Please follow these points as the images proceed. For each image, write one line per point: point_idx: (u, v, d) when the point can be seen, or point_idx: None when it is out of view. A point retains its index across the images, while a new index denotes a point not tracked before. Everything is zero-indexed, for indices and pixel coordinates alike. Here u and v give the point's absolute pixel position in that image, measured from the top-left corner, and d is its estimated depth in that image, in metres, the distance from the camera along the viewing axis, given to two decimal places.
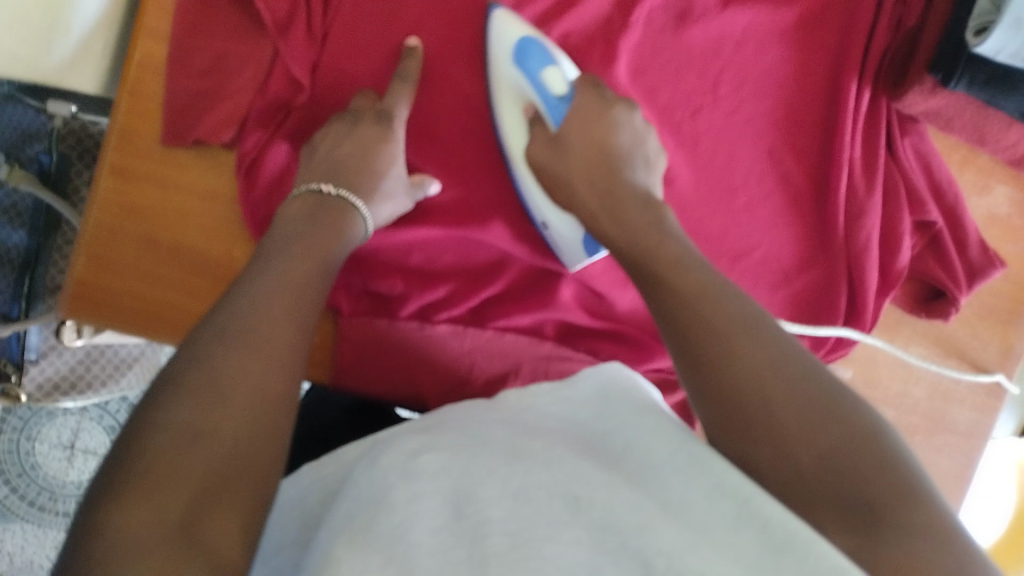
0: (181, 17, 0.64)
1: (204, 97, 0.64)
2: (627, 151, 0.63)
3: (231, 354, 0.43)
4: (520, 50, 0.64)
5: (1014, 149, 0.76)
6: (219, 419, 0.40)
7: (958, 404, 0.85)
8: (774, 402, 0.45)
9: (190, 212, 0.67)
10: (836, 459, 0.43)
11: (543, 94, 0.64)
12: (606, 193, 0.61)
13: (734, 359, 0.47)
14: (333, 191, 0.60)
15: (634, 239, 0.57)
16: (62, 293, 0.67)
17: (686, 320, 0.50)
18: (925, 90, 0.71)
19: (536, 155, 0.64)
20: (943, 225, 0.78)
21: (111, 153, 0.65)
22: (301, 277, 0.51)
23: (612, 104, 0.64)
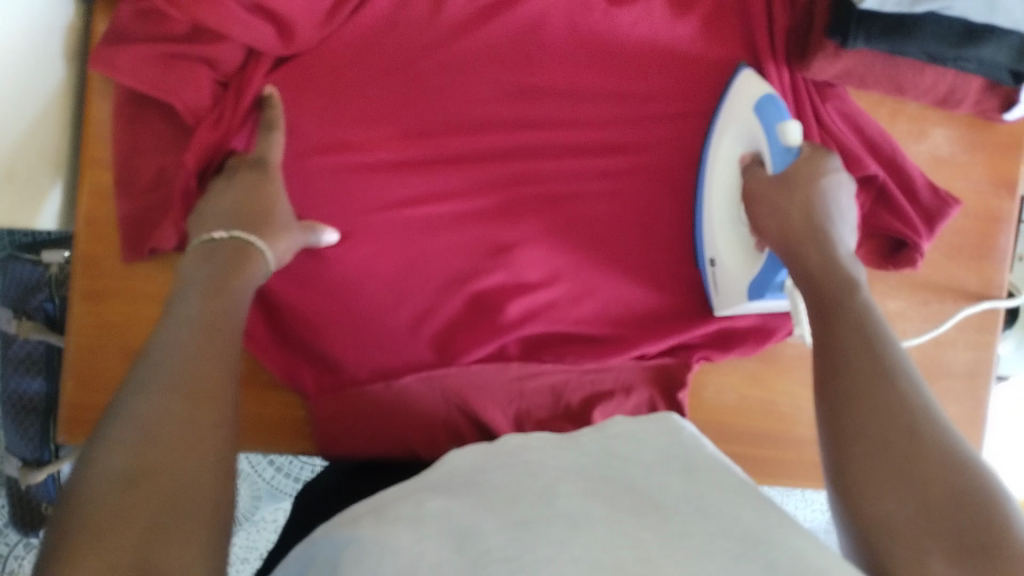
0: (120, 142, 0.69)
1: (155, 210, 0.69)
2: (831, 215, 0.66)
3: (154, 398, 0.46)
4: (765, 99, 0.70)
5: (936, 88, 0.77)
6: (158, 461, 0.43)
7: (952, 347, 0.85)
8: (904, 450, 0.49)
9: (160, 319, 0.72)
10: (961, 505, 0.46)
11: (771, 143, 0.67)
12: (814, 230, 0.65)
13: (875, 405, 0.52)
14: (223, 235, 0.62)
15: (817, 284, 0.62)
16: (58, 419, 0.72)
17: (854, 363, 0.55)
18: (830, 55, 0.74)
19: (751, 183, 0.69)
20: (885, 176, 0.79)
21: (79, 280, 0.70)
22: (211, 312, 0.54)
23: (835, 171, 0.68)
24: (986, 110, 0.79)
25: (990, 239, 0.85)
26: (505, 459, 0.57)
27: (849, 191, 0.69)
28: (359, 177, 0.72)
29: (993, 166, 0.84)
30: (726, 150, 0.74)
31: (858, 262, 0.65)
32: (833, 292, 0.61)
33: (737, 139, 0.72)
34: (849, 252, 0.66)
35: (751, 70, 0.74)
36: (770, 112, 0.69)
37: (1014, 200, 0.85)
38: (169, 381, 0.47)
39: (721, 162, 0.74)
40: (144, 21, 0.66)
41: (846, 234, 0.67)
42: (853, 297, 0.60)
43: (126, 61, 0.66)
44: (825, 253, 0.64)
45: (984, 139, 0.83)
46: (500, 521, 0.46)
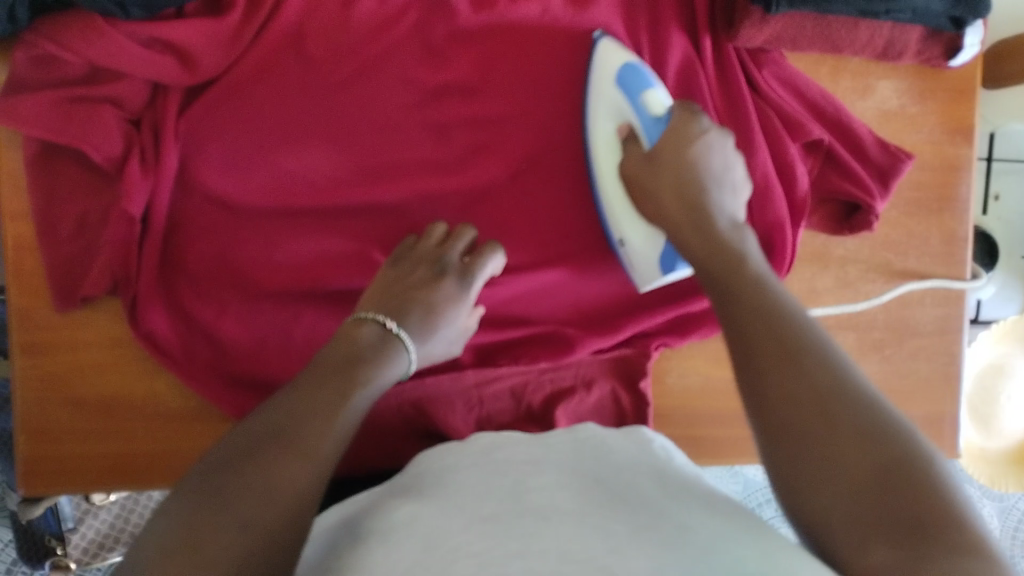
0: (35, 193, 0.67)
1: (79, 258, 0.68)
2: (705, 180, 0.64)
3: (266, 458, 0.48)
4: (625, 69, 0.69)
5: (874, 43, 0.74)
6: (241, 507, 0.46)
7: (919, 305, 0.82)
8: (834, 423, 0.46)
9: (101, 365, 0.72)
10: (892, 481, 0.43)
11: (641, 114, 0.67)
12: (693, 207, 0.63)
13: (791, 375, 0.49)
14: (397, 330, 0.63)
15: (704, 266, 0.59)
16: (18, 474, 0.72)
17: (753, 340, 0.52)
18: (756, 20, 0.71)
19: (632, 169, 0.67)
20: (831, 139, 0.76)
21: (16, 334, 0.70)
22: (347, 384, 0.56)
23: (704, 131, 0.66)
24: (930, 59, 0.76)
25: (950, 190, 0.82)
26: (469, 458, 0.59)
27: (726, 146, 0.67)
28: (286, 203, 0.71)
29: (946, 114, 0.81)
30: (605, 128, 0.71)
31: (744, 227, 0.62)
32: (722, 273, 0.58)
33: (609, 115, 0.70)
34: (733, 218, 0.63)
35: (609, 40, 0.72)
36: (635, 86, 0.68)
37: (972, 146, 0.81)
38: (303, 436, 0.50)
39: (601, 140, 0.71)
40: (40, 69, 0.64)
41: (727, 193, 0.65)
42: (742, 270, 0.58)
43: (28, 109, 0.64)
44: (705, 232, 0.61)
45: (934, 88, 0.80)
46: (468, 516, 0.49)
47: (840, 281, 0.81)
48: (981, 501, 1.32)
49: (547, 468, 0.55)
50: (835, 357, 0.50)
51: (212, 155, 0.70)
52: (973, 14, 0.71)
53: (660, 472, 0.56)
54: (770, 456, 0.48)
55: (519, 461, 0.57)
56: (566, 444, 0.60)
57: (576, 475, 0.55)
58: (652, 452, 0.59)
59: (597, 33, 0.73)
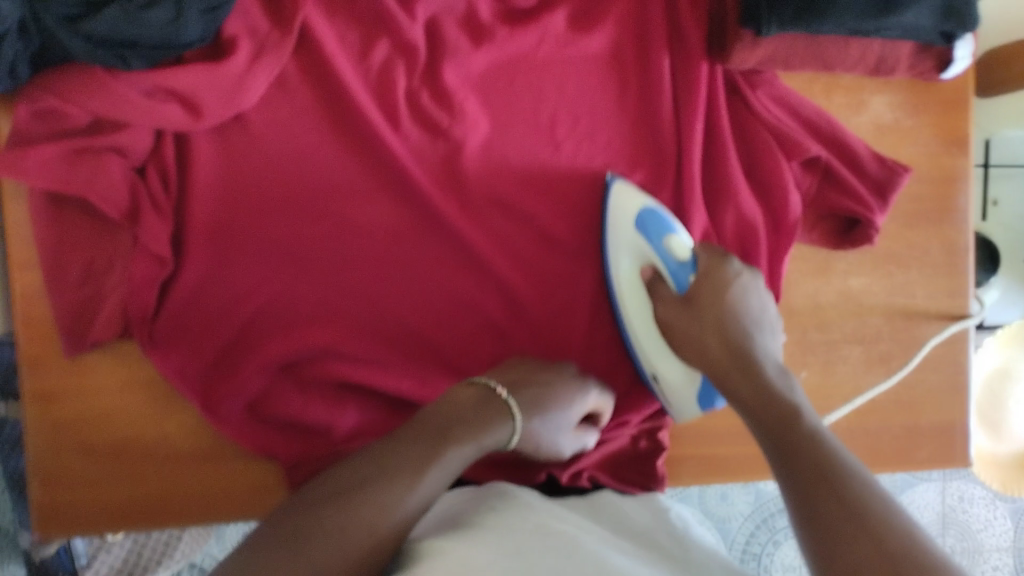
0: (44, 240, 0.67)
1: (91, 301, 0.68)
2: (745, 324, 0.63)
3: (360, 493, 0.52)
4: (642, 215, 0.70)
5: (866, 60, 0.75)
6: (329, 536, 0.49)
7: (923, 316, 0.82)
8: (897, 563, 0.43)
9: (114, 408, 0.72)
10: None
11: (666, 260, 0.67)
12: (738, 355, 0.61)
13: (855, 513, 0.46)
14: (507, 397, 0.64)
15: (760, 417, 0.56)
16: (33, 518, 0.72)
17: (814, 482, 0.49)
18: (749, 43, 0.71)
19: (667, 315, 0.65)
20: (828, 155, 0.77)
21: (27, 380, 0.70)
22: (444, 437, 0.58)
23: (738, 274, 0.65)
24: (923, 72, 0.77)
25: (948, 200, 0.82)
26: (496, 504, 0.60)
27: (758, 286, 0.66)
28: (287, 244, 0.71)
29: (941, 124, 0.81)
30: (629, 270, 0.71)
31: (790, 373, 0.60)
32: (780, 418, 0.55)
33: (631, 258, 0.71)
34: (778, 363, 0.61)
35: (620, 181, 0.74)
36: (658, 230, 0.68)
37: (969, 155, 0.82)
38: (388, 483, 0.53)
39: (628, 284, 0.71)
40: (43, 121, 0.65)
41: (766, 337, 0.64)
42: (798, 423, 0.54)
43: (33, 160, 0.64)
44: (755, 382, 0.58)
45: (927, 100, 0.81)
46: (495, 553, 0.49)
47: (843, 296, 0.81)
48: (994, 502, 1.32)
49: (561, 521, 0.59)
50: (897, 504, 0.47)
51: (211, 200, 0.70)
52: (964, 27, 0.72)
53: (679, 545, 0.58)
54: None
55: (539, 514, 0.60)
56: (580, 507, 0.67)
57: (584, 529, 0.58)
58: (667, 521, 0.63)
59: (609, 175, 0.75)
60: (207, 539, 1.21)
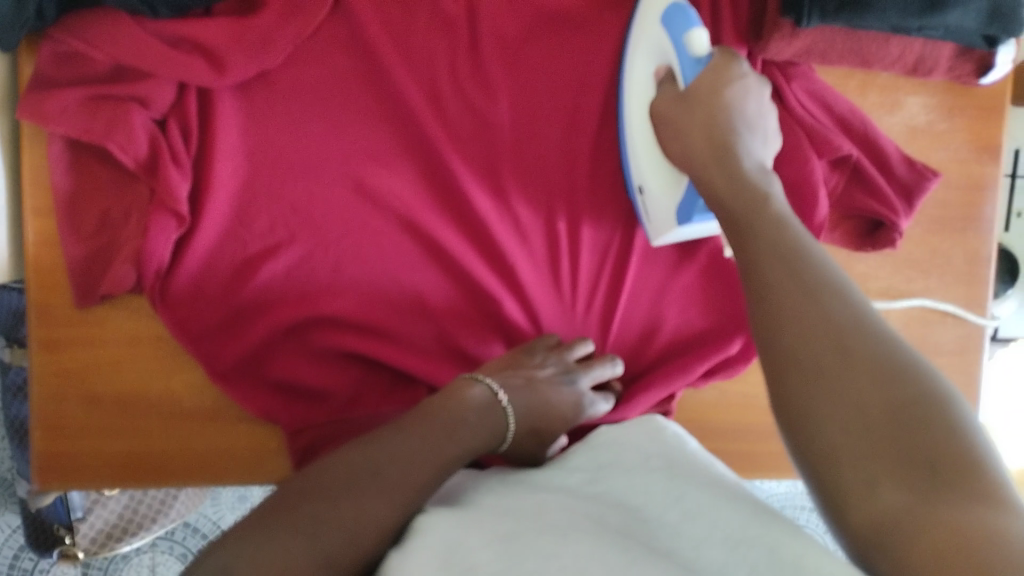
0: (58, 187, 0.67)
1: (103, 252, 0.67)
2: (737, 124, 0.63)
3: (364, 482, 0.52)
4: (670, 8, 0.66)
5: (905, 58, 0.73)
6: (332, 521, 0.49)
7: (940, 324, 0.81)
8: (848, 353, 0.45)
9: (120, 363, 0.71)
10: (903, 413, 0.42)
11: (680, 54, 0.65)
12: (720, 147, 0.62)
13: (809, 311, 0.48)
14: (506, 404, 0.65)
15: (724, 204, 0.59)
16: (34, 467, 0.72)
17: (768, 265, 0.52)
18: (786, 35, 0.70)
19: (661, 107, 0.66)
20: (859, 154, 0.75)
21: (36, 329, 0.70)
22: (448, 437, 0.59)
23: (744, 75, 0.65)
24: (961, 76, 0.76)
25: (975, 208, 0.81)
26: (494, 483, 0.60)
27: (762, 94, 0.66)
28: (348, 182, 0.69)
29: (973, 131, 0.80)
30: (642, 68, 0.71)
31: (771, 171, 0.62)
32: (740, 215, 0.57)
33: (649, 57, 0.70)
34: (761, 164, 0.62)
35: None
36: (677, 19, 0.65)
37: (1000, 164, 0.81)
38: (400, 472, 0.54)
39: (635, 82, 0.71)
40: (68, 66, 0.65)
41: (757, 141, 0.64)
42: (766, 208, 0.57)
43: (55, 105, 0.64)
44: (729, 170, 0.61)
45: (962, 104, 0.79)
46: (489, 530, 0.50)
47: None
48: None
49: (555, 493, 0.57)
50: (855, 298, 0.48)
51: (231, 161, 0.69)
52: (1008, 32, 0.71)
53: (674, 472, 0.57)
54: (782, 403, 0.47)
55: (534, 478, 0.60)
56: (580, 452, 0.64)
57: (583, 501, 0.56)
58: (661, 439, 0.64)
59: None
60: (203, 500, 1.21)
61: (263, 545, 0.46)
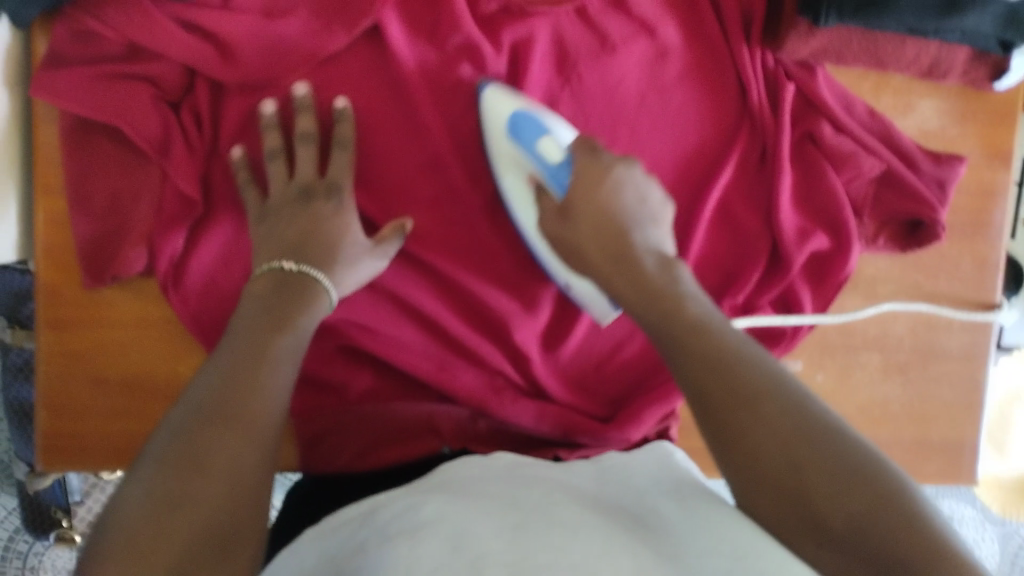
0: (69, 166, 0.66)
1: (115, 234, 0.67)
2: (637, 218, 0.62)
3: (162, 482, 0.46)
4: (513, 118, 0.67)
5: (919, 60, 0.73)
6: (158, 540, 0.43)
7: (947, 329, 0.81)
8: (807, 469, 0.47)
9: (126, 344, 0.71)
10: (872, 521, 0.45)
11: (543, 165, 0.65)
12: (617, 253, 0.60)
13: (756, 429, 0.49)
14: (293, 268, 0.61)
15: (638, 310, 0.58)
16: (37, 448, 0.72)
17: (705, 383, 0.52)
18: (802, 33, 0.70)
19: (550, 227, 0.65)
20: (892, 161, 0.75)
21: (43, 309, 0.70)
22: (206, 394, 0.51)
23: (613, 170, 0.63)
24: (975, 80, 0.76)
25: (985, 213, 0.81)
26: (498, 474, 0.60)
27: (636, 178, 0.64)
28: (344, 100, 0.68)
29: (986, 136, 0.80)
30: (517, 179, 0.69)
31: (676, 262, 0.61)
32: (665, 321, 0.56)
33: (516, 171, 0.68)
34: (661, 253, 0.61)
35: (492, 88, 0.69)
36: (528, 133, 0.66)
37: (1011, 170, 0.81)
38: (239, 420, 0.50)
39: (518, 194, 0.69)
40: (84, 44, 0.65)
41: (649, 229, 0.62)
42: (681, 311, 0.56)
43: (68, 83, 0.64)
44: (635, 274, 0.59)
45: (975, 109, 0.79)
46: (499, 522, 0.50)
47: (869, 301, 0.80)
48: (983, 523, 1.27)
49: (554, 492, 0.56)
50: (799, 398, 0.50)
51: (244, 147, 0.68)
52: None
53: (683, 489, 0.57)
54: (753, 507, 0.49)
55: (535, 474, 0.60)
56: (589, 472, 0.63)
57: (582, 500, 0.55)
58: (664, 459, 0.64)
59: (483, 80, 0.70)
60: None
61: None
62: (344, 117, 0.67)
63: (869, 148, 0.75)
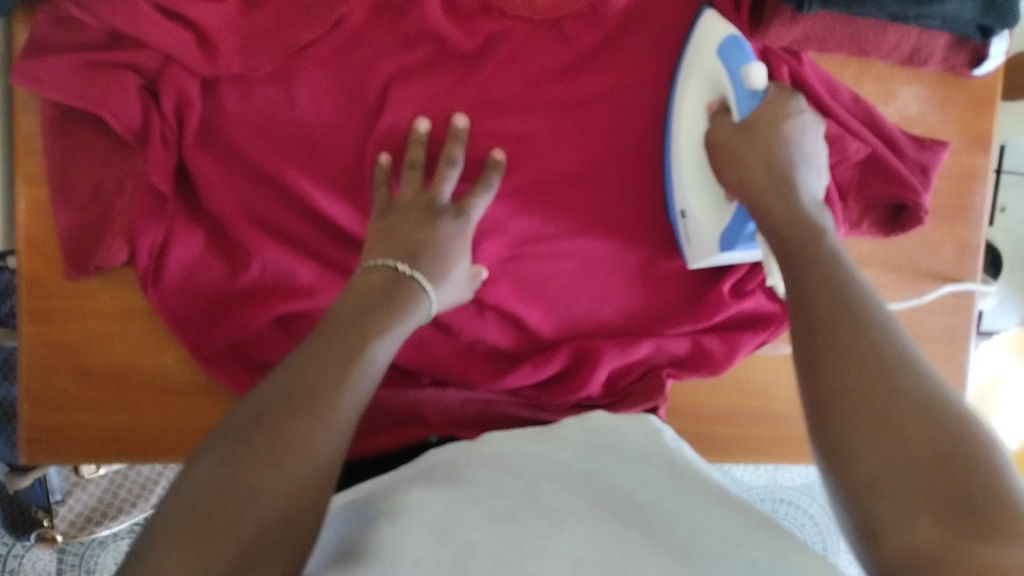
0: (52, 155, 0.66)
1: (96, 225, 0.66)
2: (795, 157, 0.65)
3: (295, 419, 0.48)
4: (726, 42, 0.66)
5: (901, 47, 0.74)
6: (260, 474, 0.45)
7: (928, 312, 0.82)
8: (889, 403, 0.46)
9: (110, 336, 0.70)
10: (951, 462, 0.42)
11: (738, 86, 0.65)
12: (779, 179, 0.63)
13: (848, 364, 0.49)
14: (410, 272, 0.62)
15: (785, 234, 0.61)
16: (20, 441, 0.71)
17: (824, 301, 0.54)
18: (786, 19, 0.71)
19: (716, 136, 0.67)
20: (878, 144, 0.75)
21: (24, 301, 0.68)
22: (343, 349, 0.53)
23: (801, 112, 0.67)
24: (955, 68, 0.77)
25: (965, 199, 0.82)
26: (483, 458, 0.60)
27: (816, 133, 0.67)
28: (466, 118, 0.68)
29: (966, 122, 0.81)
30: (694, 96, 0.70)
31: (827, 210, 0.64)
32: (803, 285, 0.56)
33: (702, 87, 0.69)
34: (814, 196, 0.64)
35: (713, 10, 0.70)
36: (737, 57, 0.66)
37: (990, 156, 0.82)
38: (320, 409, 0.49)
39: (685, 111, 0.70)
40: (64, 31, 0.64)
41: (811, 176, 0.65)
42: (822, 247, 0.59)
43: (47, 70, 0.63)
44: (790, 206, 0.62)
45: (954, 95, 0.80)
46: (484, 511, 0.51)
47: None
48: None
49: (539, 477, 0.56)
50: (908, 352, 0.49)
51: (230, 137, 0.68)
52: (1003, 24, 0.71)
53: (674, 472, 0.57)
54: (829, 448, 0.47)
55: (516, 455, 0.60)
56: (578, 438, 0.63)
57: (564, 484, 0.55)
58: (662, 443, 0.62)
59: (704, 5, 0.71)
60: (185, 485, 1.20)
61: (179, 527, 0.42)
62: (496, 167, 0.68)
63: (855, 132, 0.75)
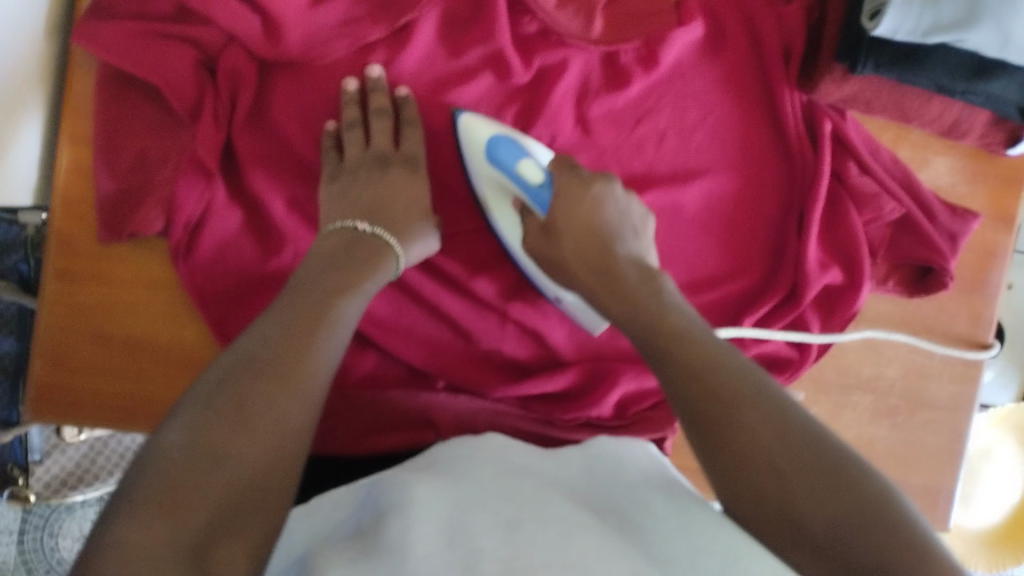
0: (101, 118, 0.66)
1: (136, 192, 0.66)
2: (616, 223, 0.63)
3: (233, 401, 0.48)
4: (489, 144, 0.65)
5: (942, 118, 0.76)
6: (211, 468, 0.45)
7: (936, 379, 0.84)
8: (781, 458, 0.48)
9: (132, 303, 0.70)
10: (864, 513, 0.46)
11: (521, 185, 0.64)
12: (605, 270, 0.61)
13: (743, 426, 0.50)
14: (368, 229, 0.63)
15: (631, 323, 0.58)
16: (27, 398, 0.70)
17: (689, 370, 0.53)
18: (836, 78, 0.72)
19: (534, 244, 0.64)
20: (913, 206, 0.76)
21: (54, 258, 0.68)
22: (265, 345, 0.52)
23: (610, 192, 0.64)
24: (991, 143, 0.79)
25: (984, 272, 0.84)
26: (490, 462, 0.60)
27: (627, 200, 0.65)
28: (377, 66, 0.68)
29: (993, 198, 0.83)
30: (500, 203, 0.68)
31: (662, 272, 0.61)
32: (690, 369, 0.53)
33: (497, 190, 0.68)
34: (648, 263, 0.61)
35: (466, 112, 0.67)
36: (507, 158, 0.64)
37: (1013, 234, 0.84)
38: (267, 390, 0.50)
39: (494, 209, 0.69)
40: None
41: (631, 241, 0.63)
42: (669, 325, 0.56)
43: (112, 35, 0.63)
44: (619, 282, 0.60)
45: (985, 171, 0.82)
46: (492, 515, 0.50)
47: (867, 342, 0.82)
48: None
49: (546, 486, 0.55)
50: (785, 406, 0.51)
51: (281, 123, 0.68)
52: None
53: (674, 492, 0.56)
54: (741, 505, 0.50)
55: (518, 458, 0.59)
56: (575, 461, 0.62)
57: (573, 497, 0.54)
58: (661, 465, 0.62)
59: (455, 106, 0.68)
60: None
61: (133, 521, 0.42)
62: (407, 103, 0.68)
63: (891, 192, 0.76)
